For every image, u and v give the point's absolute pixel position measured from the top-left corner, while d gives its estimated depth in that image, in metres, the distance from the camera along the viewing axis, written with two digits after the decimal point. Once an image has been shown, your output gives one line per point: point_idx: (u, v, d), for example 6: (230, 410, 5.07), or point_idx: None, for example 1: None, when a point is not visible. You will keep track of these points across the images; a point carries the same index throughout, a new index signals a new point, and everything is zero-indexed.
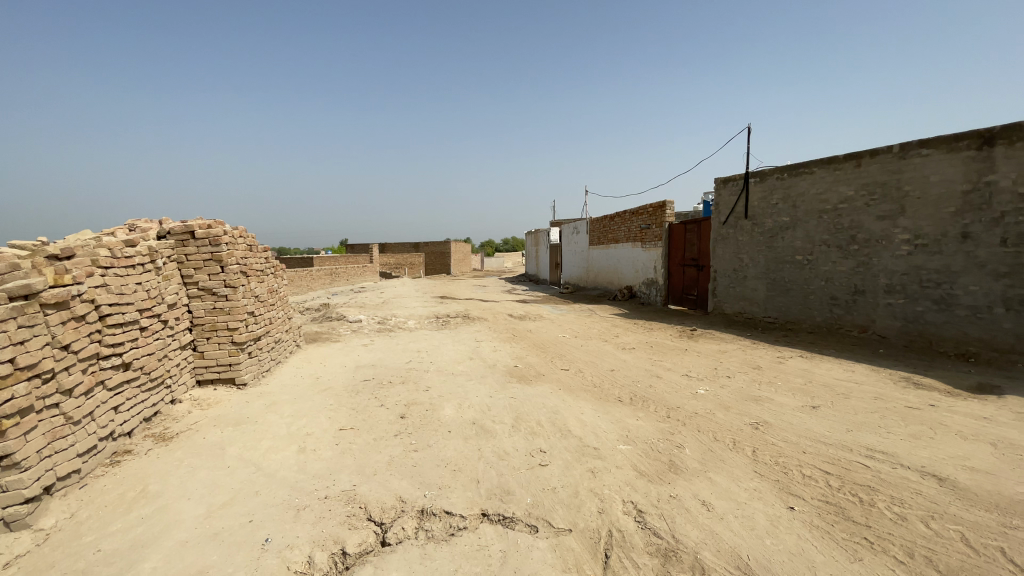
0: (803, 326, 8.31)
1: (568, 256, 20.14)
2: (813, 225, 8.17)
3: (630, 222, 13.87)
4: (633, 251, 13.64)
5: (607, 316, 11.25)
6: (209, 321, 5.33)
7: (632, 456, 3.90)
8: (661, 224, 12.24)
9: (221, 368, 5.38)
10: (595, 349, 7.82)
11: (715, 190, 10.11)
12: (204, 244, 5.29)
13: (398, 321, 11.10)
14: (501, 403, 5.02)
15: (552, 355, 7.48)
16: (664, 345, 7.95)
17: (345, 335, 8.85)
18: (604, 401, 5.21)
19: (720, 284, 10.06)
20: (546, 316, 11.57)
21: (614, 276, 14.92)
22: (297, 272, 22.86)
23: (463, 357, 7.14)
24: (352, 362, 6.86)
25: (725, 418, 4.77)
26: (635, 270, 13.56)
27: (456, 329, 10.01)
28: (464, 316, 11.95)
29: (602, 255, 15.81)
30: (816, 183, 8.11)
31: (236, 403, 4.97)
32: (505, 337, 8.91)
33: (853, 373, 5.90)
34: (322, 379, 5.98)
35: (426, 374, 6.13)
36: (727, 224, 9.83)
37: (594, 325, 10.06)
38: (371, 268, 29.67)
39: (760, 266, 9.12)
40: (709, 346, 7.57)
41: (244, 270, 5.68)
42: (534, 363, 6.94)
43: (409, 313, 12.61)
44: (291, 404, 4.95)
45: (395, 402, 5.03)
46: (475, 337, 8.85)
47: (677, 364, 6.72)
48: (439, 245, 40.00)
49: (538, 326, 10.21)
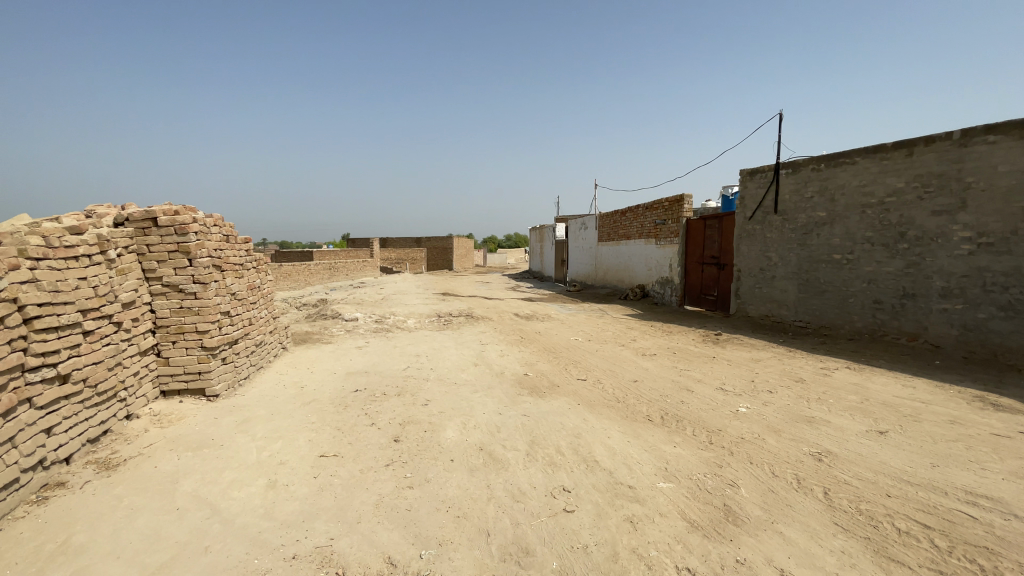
0: (840, 332, 7.56)
1: (574, 252, 19.35)
2: (854, 221, 7.41)
3: (643, 217, 13.08)
4: (647, 248, 12.86)
5: (621, 317, 10.49)
6: (175, 322, 4.60)
7: (678, 499, 3.16)
8: (678, 219, 11.45)
9: (189, 377, 4.65)
10: (613, 355, 7.06)
11: (740, 183, 9.35)
12: (169, 233, 4.54)
13: (397, 320, 10.35)
14: (512, 422, 4.29)
15: (566, 361, 6.74)
16: (688, 351, 7.20)
17: (337, 335, 8.11)
18: (632, 420, 4.48)
19: (744, 284, 9.31)
20: (555, 316, 10.81)
21: (625, 274, 14.14)
22: (293, 266, 22.13)
23: (467, 363, 6.40)
24: (343, 367, 6.13)
25: (778, 446, 4.02)
26: (648, 268, 12.79)
27: (459, 329, 9.26)
28: (466, 315, 11.20)
29: (612, 251, 15.04)
30: (859, 174, 7.35)
31: (203, 419, 4.25)
32: (512, 340, 8.16)
33: (915, 391, 5.16)
34: (306, 388, 5.25)
35: (425, 384, 5.40)
36: (754, 219, 9.07)
37: (608, 326, 9.30)
38: (371, 264, 28.93)
39: (790, 265, 8.36)
40: (741, 355, 6.82)
41: (217, 264, 4.94)
42: (547, 371, 6.20)
43: (408, 311, 11.88)
44: (267, 420, 4.23)
45: (389, 419, 4.30)
46: (479, 339, 8.09)
47: (707, 375, 5.98)
48: (441, 240, 39.21)
49: (547, 327, 9.46)
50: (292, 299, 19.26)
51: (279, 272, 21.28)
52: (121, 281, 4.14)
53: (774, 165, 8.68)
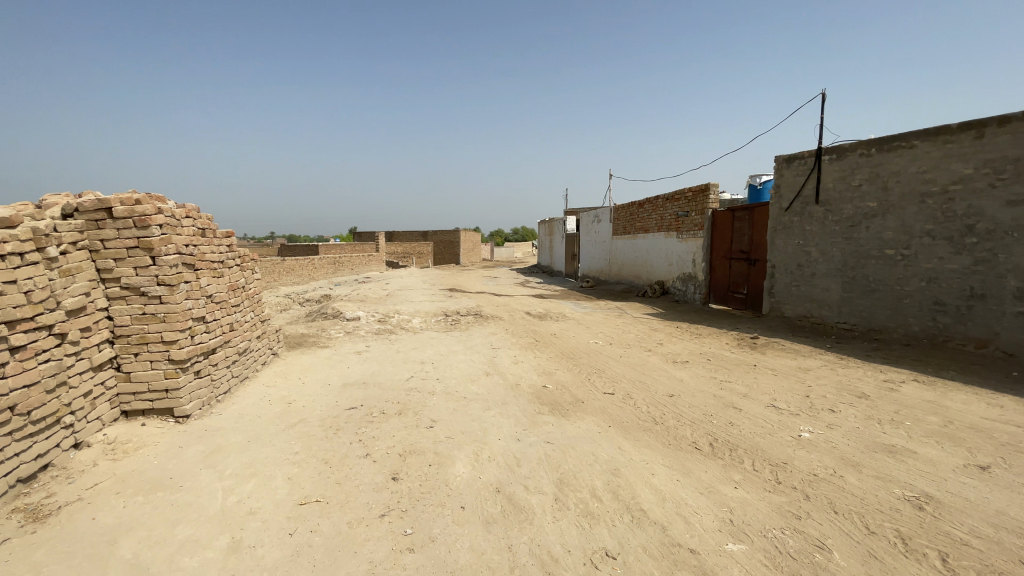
0: (893, 336, 6.77)
1: (586, 246, 18.55)
2: (911, 211, 6.61)
3: (663, 209, 12.28)
4: (667, 241, 12.06)
5: (642, 317, 9.73)
6: (136, 331, 3.92)
7: (755, 570, 2.44)
8: (703, 210, 10.65)
9: (154, 395, 3.98)
10: (640, 362, 6.32)
11: (775, 170, 8.57)
12: (127, 226, 3.85)
13: (401, 320, 9.65)
14: (534, 452, 3.57)
15: (588, 368, 6.01)
16: (724, 358, 6.44)
17: (335, 337, 7.41)
18: (676, 450, 3.75)
19: (779, 281, 8.53)
20: (571, 316, 10.05)
21: (642, 269, 13.36)
22: (297, 261, 21.52)
23: (478, 371, 5.68)
24: (338, 377, 5.43)
25: (862, 489, 3.28)
26: (668, 263, 12.01)
27: (468, 330, 8.53)
28: (475, 314, 10.48)
29: (628, 245, 14.25)
30: (917, 159, 6.53)
31: (166, 448, 3.58)
32: (527, 343, 7.42)
33: (1004, 411, 4.40)
34: (294, 405, 4.56)
35: (430, 400, 4.70)
36: (791, 210, 8.29)
37: (630, 328, 8.55)
38: (377, 258, 28.28)
39: (834, 261, 7.58)
40: (785, 363, 6.05)
41: (189, 262, 4.25)
42: (568, 381, 5.48)
43: (414, 309, 11.18)
44: (241, 450, 3.54)
45: (387, 447, 3.60)
46: (490, 343, 7.34)
47: (753, 389, 5.23)
48: (448, 234, 38.48)
49: (563, 328, 8.72)
50: (295, 296, 18.65)
51: (282, 266, 20.68)
52: (65, 284, 3.46)
53: (816, 151, 7.89)
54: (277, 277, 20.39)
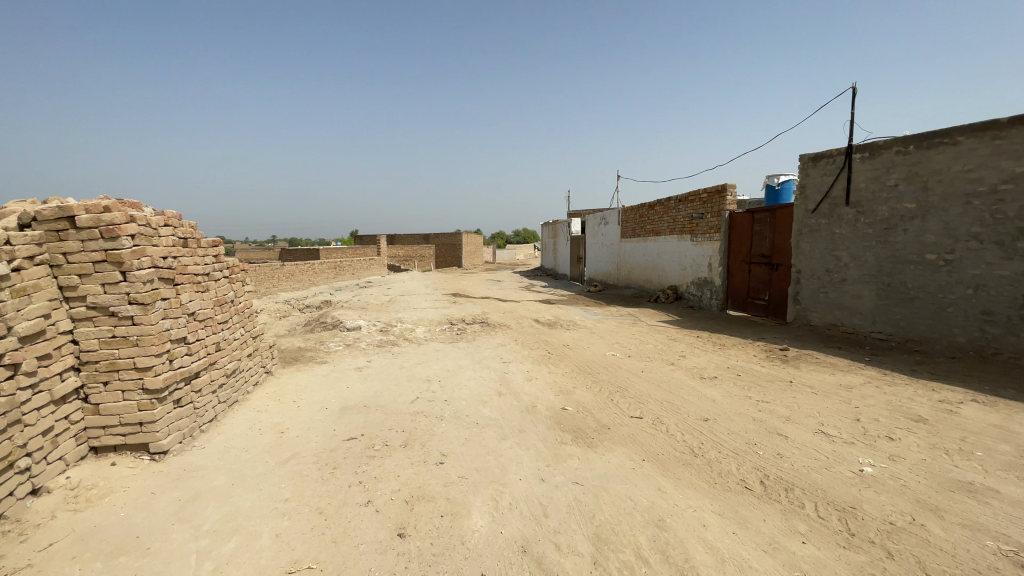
0: (935, 348, 6.28)
1: (593, 249, 18.05)
2: (954, 213, 6.12)
3: (676, 211, 11.78)
4: (680, 244, 11.57)
5: (658, 325, 9.22)
6: (105, 357, 3.45)
7: None
8: (720, 212, 10.15)
9: (127, 429, 3.51)
10: (665, 379, 5.82)
11: (800, 170, 8.10)
12: (93, 238, 3.38)
13: (404, 329, 9.15)
14: (562, 498, 3.08)
15: (608, 386, 5.52)
16: (756, 373, 5.94)
17: (333, 350, 6.91)
18: (724, 492, 3.25)
19: (805, 288, 8.05)
20: (582, 324, 9.55)
21: (653, 273, 12.86)
22: (297, 267, 21.07)
23: (490, 391, 5.18)
24: (336, 399, 4.93)
25: (951, 542, 2.79)
26: (682, 267, 11.51)
27: (475, 341, 8.02)
28: (482, 322, 9.98)
29: (638, 249, 13.75)
30: (961, 156, 6.05)
31: (136, 496, 3.09)
32: (539, 356, 6.91)
33: None
34: (287, 435, 4.07)
35: (439, 428, 4.21)
36: (818, 212, 7.81)
37: (647, 337, 8.06)
38: (378, 262, 27.82)
39: (867, 266, 7.09)
40: (825, 381, 5.55)
41: (167, 277, 3.77)
42: (588, 401, 5.00)
43: (417, 317, 10.67)
44: (223, 498, 3.05)
45: (392, 491, 3.11)
46: (500, 355, 6.83)
47: (795, 412, 4.73)
48: (450, 236, 38.02)
49: (576, 338, 8.23)
50: (294, 302, 18.14)
51: (282, 272, 20.19)
52: (18, 306, 2.99)
53: (845, 149, 7.42)
54: (277, 282, 19.91)
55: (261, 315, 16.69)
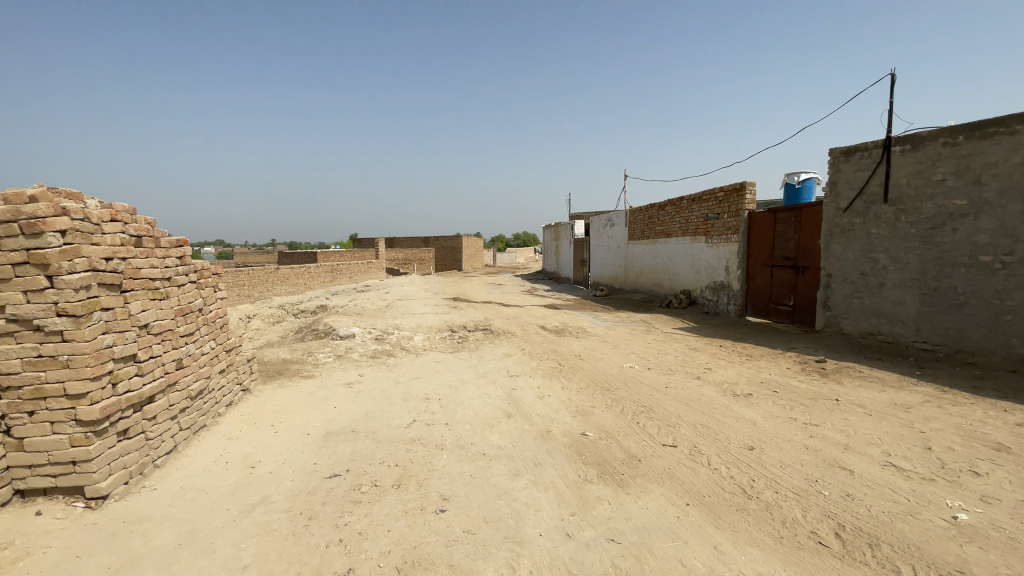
0: (992, 360, 5.64)
1: (598, 252, 17.42)
2: (1013, 210, 5.50)
3: (688, 211, 11.15)
4: (693, 247, 10.93)
5: (674, 332, 8.56)
6: (29, 382, 2.79)
7: None
8: (738, 212, 9.52)
9: (57, 469, 2.85)
10: (694, 397, 5.17)
11: (830, 165, 7.50)
12: (12, 234, 2.74)
13: (401, 338, 8.48)
14: (597, 563, 2.43)
15: (631, 405, 4.88)
16: (795, 389, 5.29)
17: (322, 362, 6.25)
18: (796, 552, 2.61)
19: (836, 293, 7.41)
20: (593, 331, 8.89)
21: (664, 277, 12.22)
22: (292, 270, 20.42)
23: (497, 413, 4.52)
24: (320, 423, 4.27)
25: None
26: (695, 270, 10.87)
27: (478, 351, 7.36)
28: (484, 329, 9.31)
29: (647, 251, 13.12)
30: (1021, 147, 5.43)
31: (57, 561, 2.43)
32: (550, 368, 6.25)
33: None
34: (257, 470, 3.41)
35: (440, 461, 3.56)
36: (852, 210, 7.19)
37: (664, 346, 7.41)
38: (377, 265, 27.16)
39: (909, 269, 6.46)
40: (877, 400, 4.90)
41: (110, 282, 3.11)
42: (611, 424, 4.35)
43: (415, 324, 10.01)
44: (164, 566, 2.39)
45: (380, 555, 2.45)
46: (506, 368, 6.18)
47: (853, 440, 4.08)
48: (450, 239, 37.40)
49: (588, 347, 7.58)
50: (288, 307, 17.49)
51: (276, 275, 19.55)
52: None
53: (881, 141, 6.83)
54: (271, 286, 19.27)
55: (254, 321, 16.04)
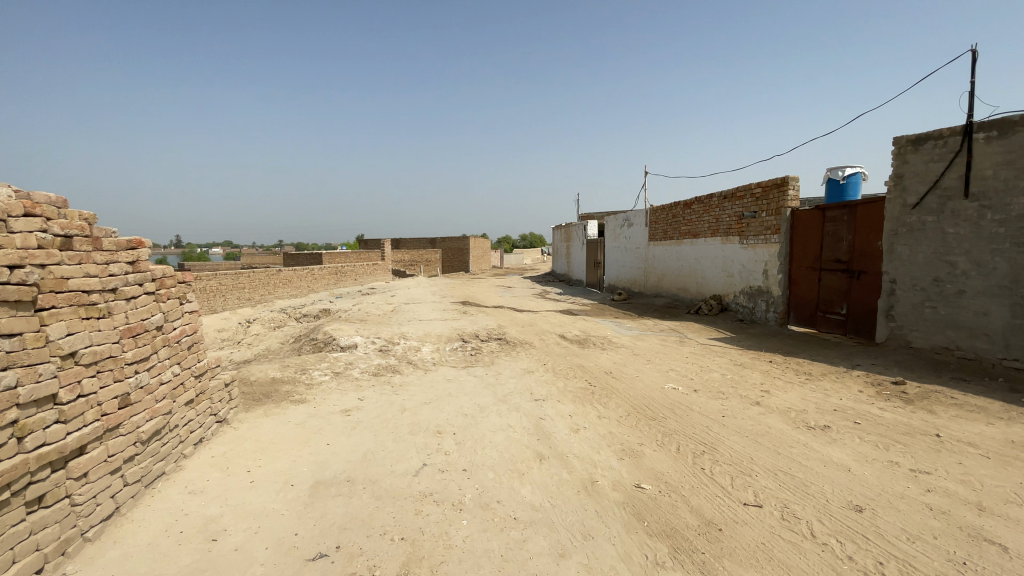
0: None
1: (614, 254, 16.55)
2: None
3: (719, 209, 10.27)
4: (724, 248, 10.05)
5: (712, 344, 7.68)
6: None
7: None
8: (779, 210, 8.63)
9: None
10: (761, 432, 4.29)
11: (895, 156, 6.63)
12: None
13: (407, 349, 7.63)
14: None
15: (688, 442, 4.02)
16: (880, 424, 4.43)
17: (317, 381, 5.42)
18: None
19: (902, 301, 6.51)
20: (620, 341, 8.01)
21: (690, 280, 11.34)
22: (295, 272, 19.68)
23: (526, 454, 3.66)
24: (309, 469, 3.44)
25: None
26: (727, 274, 9.98)
27: (495, 366, 6.50)
28: (499, 338, 8.46)
29: (670, 253, 12.24)
30: None
31: None
32: (579, 387, 5.40)
33: None
34: (219, 546, 2.58)
35: (458, 531, 2.71)
36: (922, 208, 6.30)
37: (706, 361, 6.54)
38: (382, 267, 26.41)
39: (996, 275, 5.55)
40: (989, 437, 4.01)
41: (16, 300, 2.31)
42: (670, 471, 3.50)
43: (423, 332, 9.17)
44: None
45: None
46: (530, 388, 5.32)
47: (983, 496, 3.20)
48: (457, 240, 36.61)
49: (618, 361, 6.72)
50: (290, 311, 16.73)
51: (279, 278, 18.77)
52: None
53: (960, 128, 5.93)
54: (273, 289, 18.49)
55: (254, 326, 15.29)
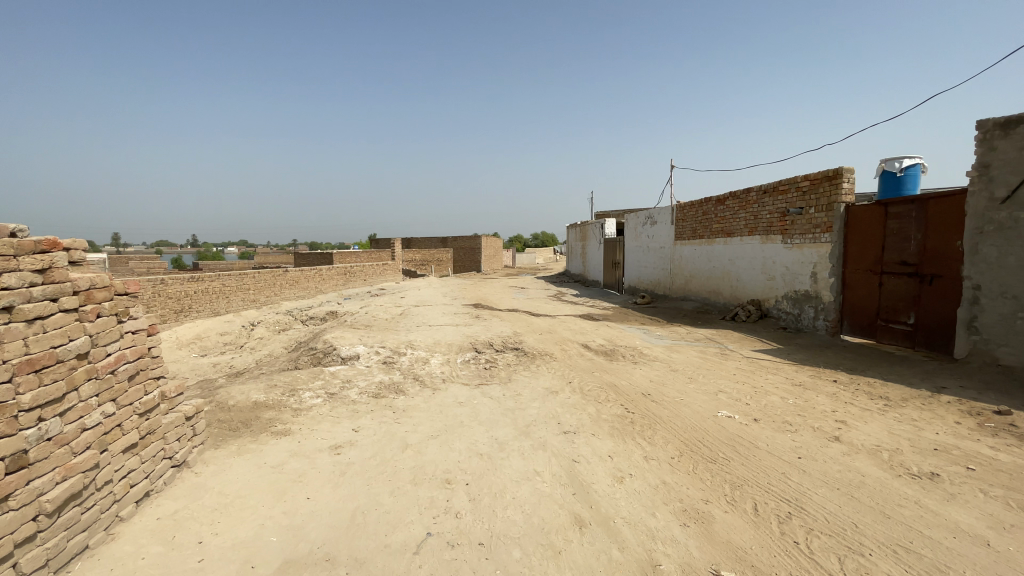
0: None
1: (635, 253, 15.63)
2: None
3: (758, 205, 9.33)
4: (764, 247, 9.12)
5: (759, 358, 6.76)
6: None
7: None
8: (830, 205, 7.68)
9: None
10: (854, 484, 3.39)
11: (980, 141, 5.68)
12: None
13: (414, 361, 6.79)
14: None
15: (764, 498, 3.15)
16: (1002, 474, 3.51)
17: (306, 406, 4.60)
18: None
19: (987, 311, 5.56)
20: (652, 353, 7.12)
21: (723, 283, 10.42)
22: (302, 272, 19.00)
23: (561, 519, 2.81)
24: (278, 541, 2.63)
25: None
26: (767, 276, 9.06)
27: (513, 384, 5.65)
28: (516, 348, 7.61)
29: (700, 253, 11.33)
30: None
31: None
32: (615, 415, 4.53)
33: None
34: None
35: None
36: (1013, 202, 5.34)
37: (758, 381, 5.64)
38: (393, 266, 25.72)
39: None
40: None
41: None
42: (753, 548, 2.64)
43: (433, 340, 8.34)
44: None
45: None
46: (557, 416, 4.47)
47: None
48: (469, 240, 35.84)
49: (655, 378, 5.85)
50: (296, 313, 16.01)
51: (285, 279, 18.06)
52: None
53: None
54: (279, 290, 17.80)
55: (258, 329, 14.60)
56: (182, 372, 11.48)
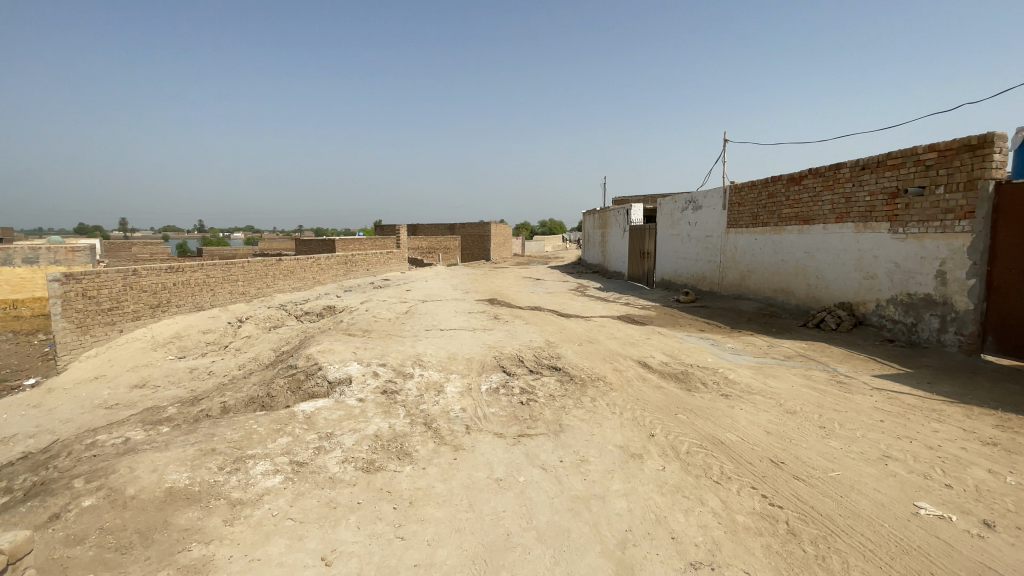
0: None
1: (670, 244, 13.81)
2: None
3: (853, 184, 7.48)
4: (862, 237, 7.29)
5: (895, 389, 4.94)
6: None
7: None
8: (971, 182, 5.83)
9: None
10: None
11: None
12: None
13: (424, 390, 5.01)
14: None
15: None
16: None
17: (253, 496, 2.82)
18: None
19: None
20: (741, 379, 5.32)
21: (796, 280, 8.61)
22: (299, 262, 17.27)
23: None
24: None
25: None
26: (864, 274, 7.26)
27: (569, 437, 3.87)
28: (556, 367, 5.82)
29: (762, 244, 9.52)
30: None
31: None
32: (759, 516, 2.75)
33: None
34: None
35: None
36: None
37: (929, 438, 3.83)
38: (399, 255, 23.96)
39: None
40: None
41: None
42: None
43: (447, 353, 6.55)
44: None
45: None
46: (664, 520, 2.69)
47: None
48: (478, 227, 34.02)
49: (771, 427, 4.05)
50: (290, 307, 14.28)
51: (279, 268, 16.30)
52: None
53: None
54: (273, 281, 16.08)
55: (246, 326, 12.89)
56: (153, 379, 9.79)
